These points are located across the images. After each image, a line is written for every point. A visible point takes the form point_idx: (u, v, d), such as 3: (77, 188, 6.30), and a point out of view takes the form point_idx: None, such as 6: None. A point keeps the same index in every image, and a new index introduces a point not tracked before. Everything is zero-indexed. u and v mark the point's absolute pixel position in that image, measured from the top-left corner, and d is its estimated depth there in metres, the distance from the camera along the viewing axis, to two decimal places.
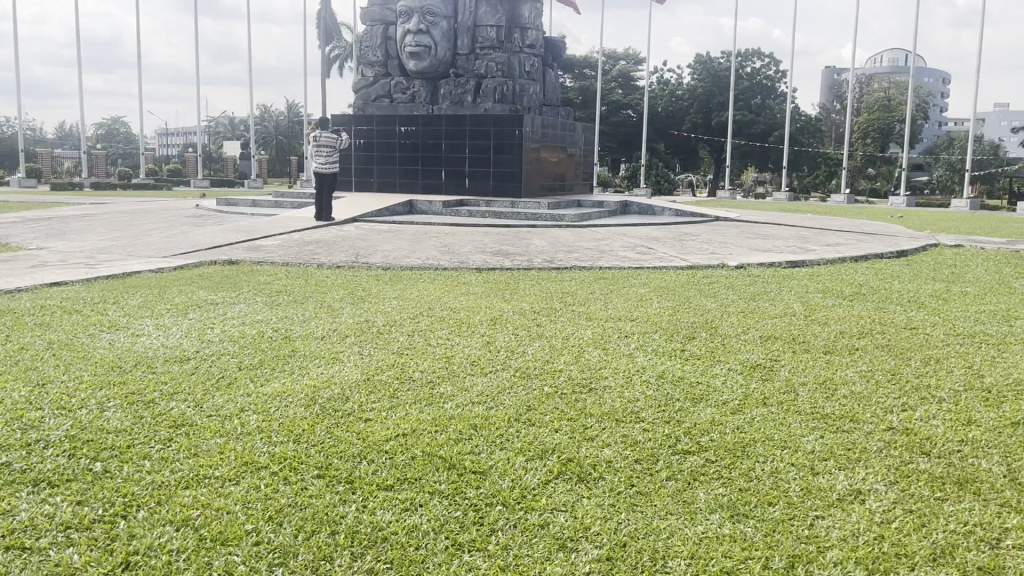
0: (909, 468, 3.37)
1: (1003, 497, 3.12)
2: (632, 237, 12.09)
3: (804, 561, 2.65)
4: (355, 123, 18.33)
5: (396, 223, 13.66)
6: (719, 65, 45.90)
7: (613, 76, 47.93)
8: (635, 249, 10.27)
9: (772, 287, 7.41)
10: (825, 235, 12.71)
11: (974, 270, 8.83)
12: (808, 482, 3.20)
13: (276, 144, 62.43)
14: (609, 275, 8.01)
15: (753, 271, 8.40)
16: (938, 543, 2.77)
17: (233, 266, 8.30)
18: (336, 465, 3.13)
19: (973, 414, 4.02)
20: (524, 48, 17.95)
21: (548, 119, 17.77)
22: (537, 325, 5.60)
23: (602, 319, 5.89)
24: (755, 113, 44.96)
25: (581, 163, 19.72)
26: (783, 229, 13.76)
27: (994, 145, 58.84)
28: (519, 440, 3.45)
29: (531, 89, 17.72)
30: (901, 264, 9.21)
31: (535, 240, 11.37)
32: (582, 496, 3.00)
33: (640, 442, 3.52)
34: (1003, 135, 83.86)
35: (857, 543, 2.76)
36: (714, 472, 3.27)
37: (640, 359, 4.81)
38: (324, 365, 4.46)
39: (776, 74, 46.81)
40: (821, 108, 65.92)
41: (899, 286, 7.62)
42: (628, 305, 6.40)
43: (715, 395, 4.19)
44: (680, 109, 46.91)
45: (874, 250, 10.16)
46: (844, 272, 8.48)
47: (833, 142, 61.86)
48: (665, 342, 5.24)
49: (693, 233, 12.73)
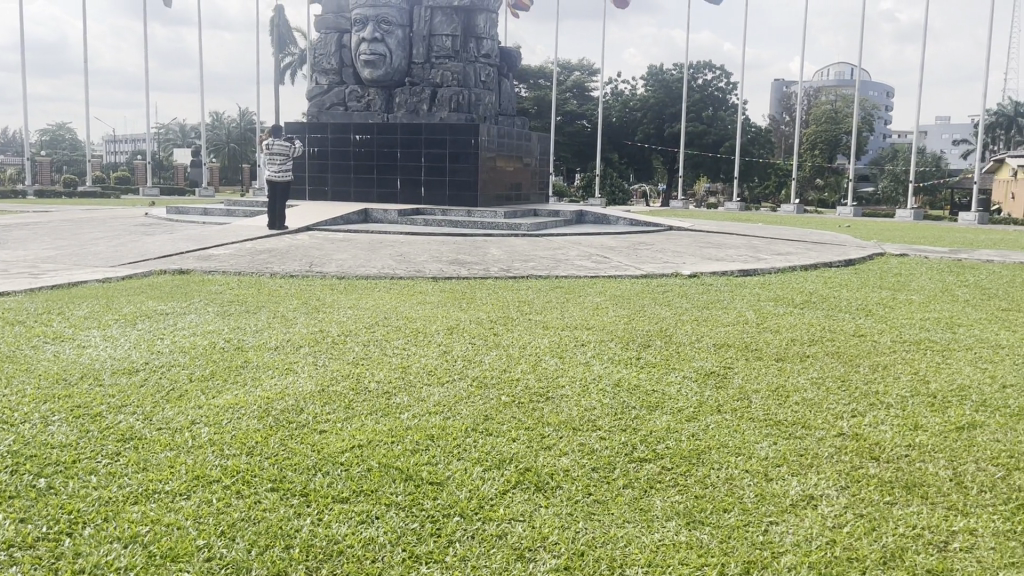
0: (860, 473, 3.44)
1: (950, 501, 3.20)
2: (587, 246, 12.16)
3: (759, 566, 2.68)
4: (309, 131, 18.16)
5: (351, 232, 13.55)
6: (671, 77, 46.52)
7: (567, 87, 48.26)
8: (590, 259, 10.33)
9: (725, 295, 7.51)
10: (775, 244, 12.93)
11: (918, 278, 9.05)
12: (762, 488, 3.25)
13: (227, 152, 61.61)
14: (565, 284, 8.04)
15: (706, 279, 8.51)
16: (889, 546, 2.83)
17: (183, 275, 8.14)
18: (291, 478, 3.08)
19: (920, 420, 4.12)
20: (479, 58, 18.00)
21: (504, 129, 17.82)
22: (493, 334, 5.59)
23: (558, 328, 5.90)
24: (706, 124, 45.64)
25: (536, 172, 19.79)
26: (735, 239, 13.98)
27: (936, 157, 60.62)
28: (475, 451, 3.43)
29: (486, 99, 17.77)
30: (848, 273, 9.41)
31: (492, 249, 11.36)
32: (540, 505, 2.99)
33: (597, 451, 3.53)
34: (944, 147, 86.54)
35: (810, 548, 2.80)
36: (670, 479, 3.29)
37: (596, 368, 4.83)
38: (277, 376, 4.39)
39: (727, 86, 47.59)
40: (770, 120, 67.27)
41: (847, 294, 7.78)
42: (584, 314, 6.43)
43: (670, 403, 4.23)
44: (633, 120, 47.40)
45: (823, 260, 10.37)
46: (794, 280, 8.63)
47: (782, 153, 63.16)
48: (621, 351, 5.27)
49: (647, 242, 12.85)
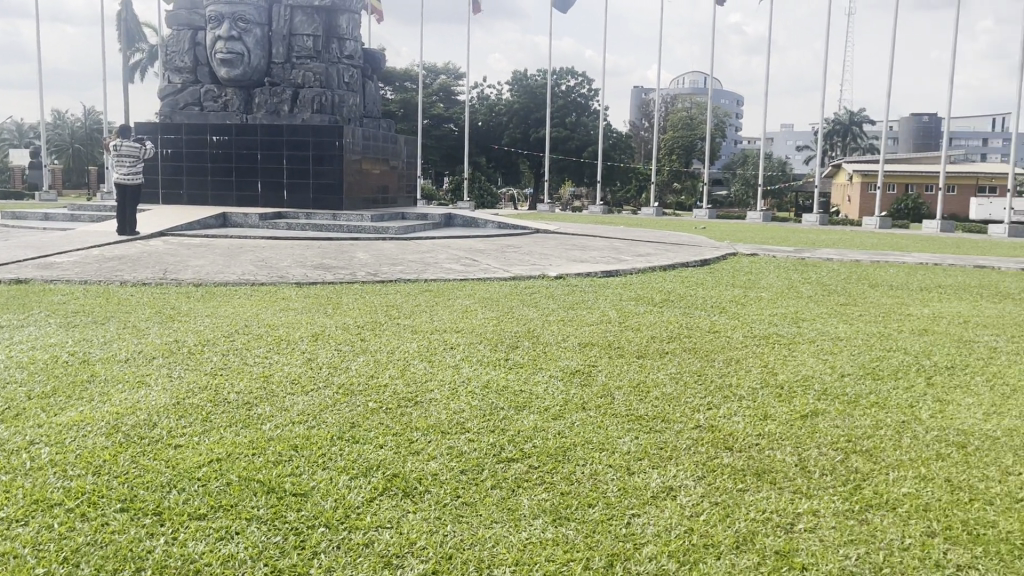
0: (714, 463, 3.61)
1: (795, 484, 3.41)
2: (456, 249, 12.20)
3: (621, 558, 2.76)
4: (161, 131, 17.29)
5: (209, 237, 13.02)
6: (535, 83, 47.33)
7: (433, 90, 48.20)
8: (459, 261, 10.36)
9: (589, 295, 7.72)
10: (636, 246, 13.40)
11: (767, 276, 9.62)
12: (624, 482, 3.35)
13: (71, 153, 57.81)
14: (433, 287, 8.03)
15: (571, 280, 8.72)
16: (741, 531, 2.99)
17: (20, 285, 7.57)
18: (144, 497, 2.92)
19: (769, 410, 4.37)
20: (342, 59, 17.77)
21: (370, 132, 17.60)
22: (360, 340, 5.51)
23: (426, 331, 5.88)
24: (570, 130, 46.73)
25: (404, 175, 19.66)
26: (598, 241, 14.39)
27: (781, 162, 64.59)
28: (341, 459, 3.37)
29: (351, 100, 17.54)
30: (704, 272, 9.88)
31: (359, 252, 11.21)
32: (408, 510, 2.97)
33: (465, 453, 3.54)
34: (789, 152, 92.37)
35: (669, 538, 2.92)
36: (537, 477, 3.34)
37: (465, 370, 4.84)
38: (127, 390, 4.15)
39: (589, 92, 48.91)
40: (631, 126, 69.69)
41: (702, 292, 8.16)
42: (453, 317, 6.44)
43: (537, 402, 4.30)
44: (499, 124, 47.91)
45: (681, 260, 10.85)
46: (654, 280, 8.98)
47: (642, 158, 65.63)
48: (490, 352, 5.31)
49: (515, 245, 13.03)
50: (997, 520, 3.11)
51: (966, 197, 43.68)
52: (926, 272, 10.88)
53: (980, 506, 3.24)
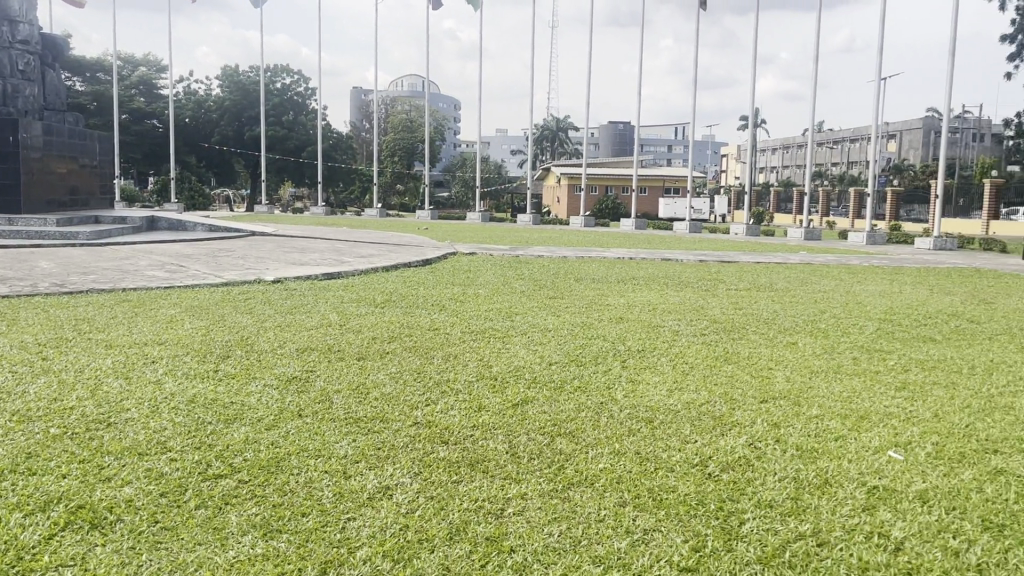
0: (430, 458, 3.68)
1: (505, 471, 3.58)
2: (160, 254, 11.30)
3: (336, 565, 2.72)
4: None
5: None
6: (247, 79, 45.29)
7: (132, 83, 44.34)
8: (163, 268, 9.60)
9: (308, 299, 7.53)
10: (357, 247, 13.31)
11: (483, 274, 10.02)
12: (340, 486, 3.31)
13: None
14: (132, 297, 7.37)
15: (289, 284, 8.44)
16: (453, 522, 3.07)
17: None
18: None
19: (483, 401, 4.55)
20: (14, 44, 15.74)
21: (53, 126, 15.77)
22: (42, 360, 4.90)
23: (124, 346, 5.38)
24: (287, 129, 45.33)
25: (98, 175, 17.86)
26: (318, 243, 14.09)
27: (497, 164, 67.69)
28: (14, 496, 2.97)
29: (26, 91, 15.70)
30: (424, 271, 10.05)
31: (42, 261, 9.98)
32: (96, 544, 2.70)
33: (167, 474, 3.29)
34: (504, 155, 97.08)
35: (383, 537, 2.92)
36: (247, 492, 3.19)
37: (168, 385, 4.49)
38: None
39: (306, 91, 47.81)
40: (350, 126, 69.18)
41: (422, 291, 8.30)
42: (156, 328, 5.95)
43: (249, 414, 4.10)
44: (209, 121, 45.19)
45: (401, 260, 10.95)
46: (375, 281, 8.97)
47: (363, 159, 65.42)
48: (197, 364, 4.98)
49: (228, 249, 12.36)
50: (677, 485, 3.49)
51: (656, 198, 48.77)
52: (621, 266, 11.98)
53: (664, 473, 3.62)
